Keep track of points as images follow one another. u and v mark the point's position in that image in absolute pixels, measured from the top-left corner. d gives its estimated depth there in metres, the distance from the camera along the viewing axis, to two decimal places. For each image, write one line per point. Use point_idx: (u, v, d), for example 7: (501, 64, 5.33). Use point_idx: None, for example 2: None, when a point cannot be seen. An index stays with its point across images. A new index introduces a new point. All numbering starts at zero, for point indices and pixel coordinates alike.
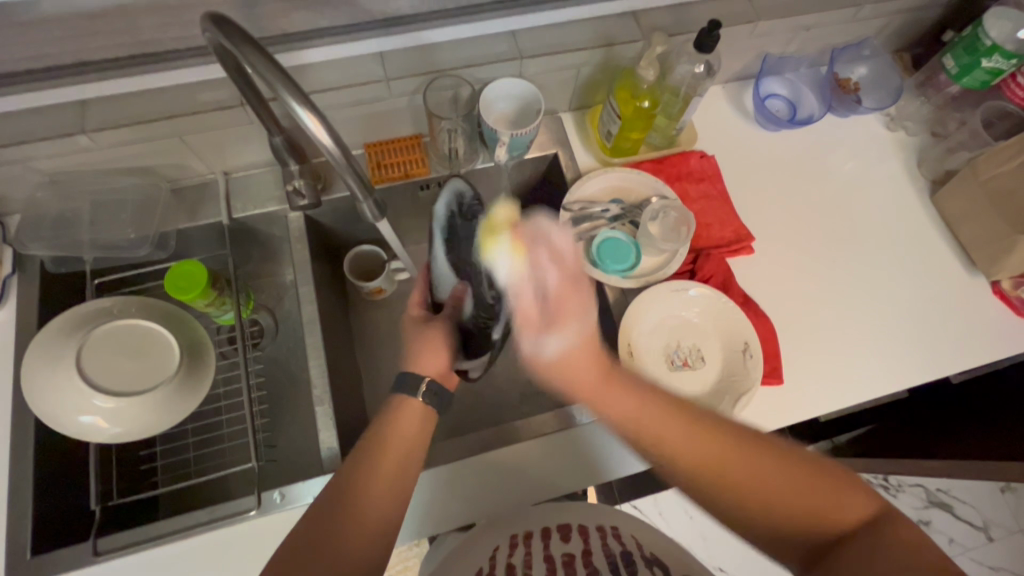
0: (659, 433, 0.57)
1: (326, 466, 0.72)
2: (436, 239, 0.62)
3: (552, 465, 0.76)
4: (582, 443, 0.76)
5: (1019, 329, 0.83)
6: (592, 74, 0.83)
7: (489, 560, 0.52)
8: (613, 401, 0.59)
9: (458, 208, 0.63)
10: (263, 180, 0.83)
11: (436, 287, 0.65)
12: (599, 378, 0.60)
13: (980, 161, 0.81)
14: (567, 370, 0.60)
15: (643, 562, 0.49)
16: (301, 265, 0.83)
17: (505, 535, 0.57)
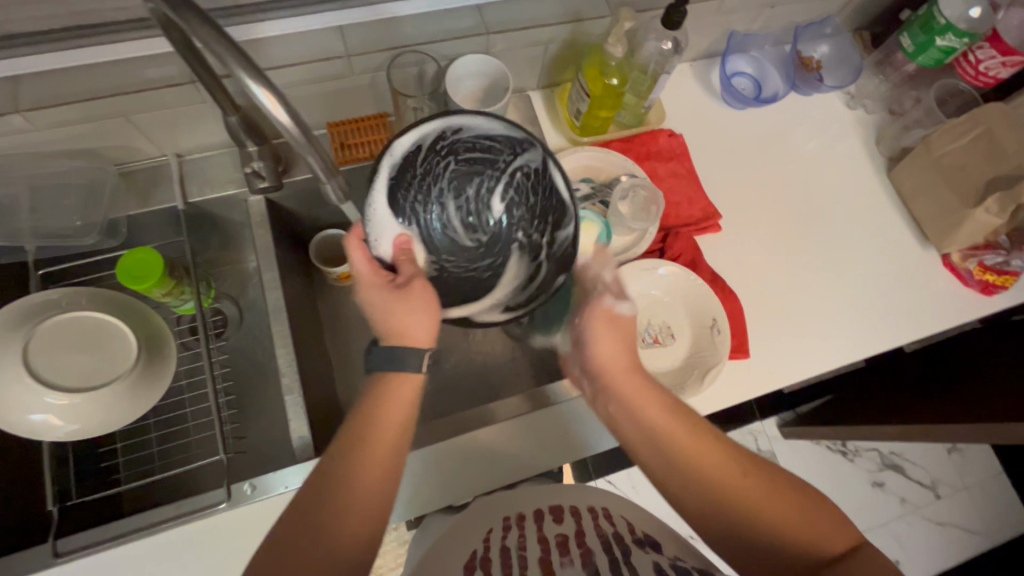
0: (676, 437, 0.59)
1: (298, 455, 0.70)
2: (383, 175, 0.65)
3: (525, 446, 0.76)
4: (557, 423, 0.77)
5: (969, 300, 0.87)
6: (560, 51, 0.82)
7: (483, 543, 0.52)
8: (642, 401, 0.62)
9: (431, 144, 0.66)
10: (219, 163, 0.79)
11: (374, 241, 0.66)
12: (621, 370, 0.65)
13: (933, 138, 0.84)
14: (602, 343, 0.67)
15: (634, 542, 0.50)
16: (262, 250, 0.79)
17: (500, 517, 0.58)
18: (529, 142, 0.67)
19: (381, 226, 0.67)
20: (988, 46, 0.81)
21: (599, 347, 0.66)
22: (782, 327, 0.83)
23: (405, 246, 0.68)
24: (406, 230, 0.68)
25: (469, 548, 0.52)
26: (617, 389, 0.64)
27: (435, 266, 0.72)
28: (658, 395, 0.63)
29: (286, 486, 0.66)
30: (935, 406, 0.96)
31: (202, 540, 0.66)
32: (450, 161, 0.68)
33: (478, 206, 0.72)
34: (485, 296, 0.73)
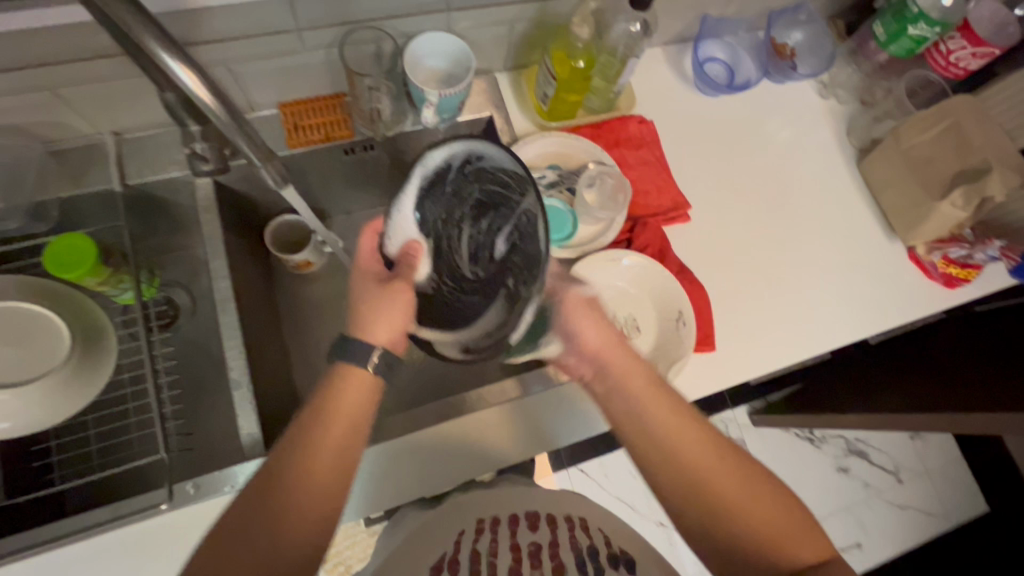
0: (658, 415, 0.59)
1: (247, 452, 0.67)
2: (411, 185, 0.55)
3: (495, 431, 0.74)
4: (531, 412, 0.74)
5: (933, 294, 0.87)
6: (527, 31, 0.79)
7: (453, 545, 0.52)
8: (642, 390, 0.61)
9: (463, 163, 0.55)
10: (162, 142, 0.74)
11: (386, 236, 0.57)
12: (622, 359, 0.63)
13: (902, 129, 0.83)
14: (592, 326, 0.65)
15: (609, 560, 0.48)
16: (210, 237, 0.75)
17: (470, 520, 0.57)
18: (524, 181, 0.54)
19: (393, 225, 0.56)
20: (957, 36, 0.79)
21: (588, 334, 0.65)
22: (748, 319, 0.82)
23: (412, 252, 0.57)
24: (424, 239, 0.57)
25: (438, 550, 0.52)
26: (615, 373, 0.63)
27: (432, 288, 0.58)
28: (647, 381, 0.62)
29: (233, 484, 0.64)
30: (898, 396, 0.98)
31: (144, 541, 0.63)
32: (476, 188, 0.56)
33: (489, 242, 0.57)
34: (456, 330, 0.58)
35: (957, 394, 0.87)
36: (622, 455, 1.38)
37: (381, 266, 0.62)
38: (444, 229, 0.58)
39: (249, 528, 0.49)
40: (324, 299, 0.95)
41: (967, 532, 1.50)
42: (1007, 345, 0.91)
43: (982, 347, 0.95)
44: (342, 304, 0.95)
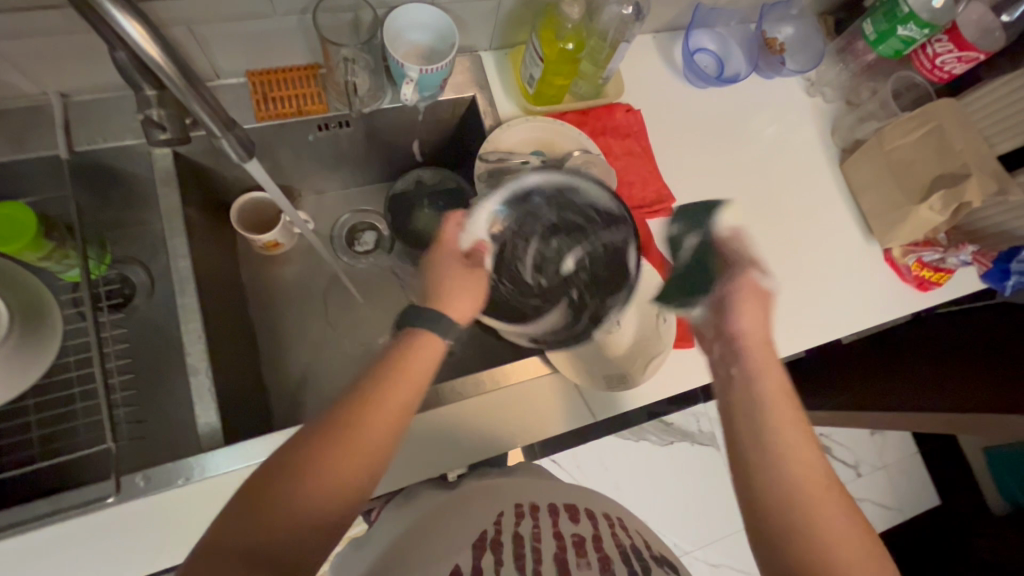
0: (783, 427, 0.53)
1: (204, 442, 0.63)
2: (499, 196, 0.65)
3: (477, 423, 0.71)
4: (510, 403, 0.72)
5: (905, 296, 0.88)
6: (514, 9, 0.75)
7: (493, 525, 0.48)
8: (779, 396, 0.55)
9: (552, 192, 0.66)
10: (116, 106, 0.68)
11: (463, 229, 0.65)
12: (768, 361, 0.58)
13: (887, 131, 0.83)
14: (751, 319, 0.61)
15: (653, 561, 0.46)
16: (168, 211, 0.70)
17: (507, 504, 0.53)
18: (624, 216, 0.65)
19: (474, 226, 0.65)
20: (945, 38, 0.79)
21: (746, 321, 0.60)
22: None
23: (479, 251, 0.65)
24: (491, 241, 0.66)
25: (477, 528, 0.47)
26: (761, 370, 0.57)
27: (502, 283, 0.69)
28: (785, 377, 0.58)
29: (186, 477, 0.60)
30: (868, 392, 0.99)
31: (87, 536, 0.59)
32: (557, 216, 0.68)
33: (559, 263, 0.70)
34: (527, 324, 0.69)
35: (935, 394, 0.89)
36: (595, 446, 1.38)
37: None
38: (520, 235, 0.69)
39: (302, 472, 0.45)
40: (294, 282, 0.91)
41: (916, 522, 1.57)
42: (983, 345, 0.92)
43: (954, 344, 0.97)
44: (312, 287, 0.91)
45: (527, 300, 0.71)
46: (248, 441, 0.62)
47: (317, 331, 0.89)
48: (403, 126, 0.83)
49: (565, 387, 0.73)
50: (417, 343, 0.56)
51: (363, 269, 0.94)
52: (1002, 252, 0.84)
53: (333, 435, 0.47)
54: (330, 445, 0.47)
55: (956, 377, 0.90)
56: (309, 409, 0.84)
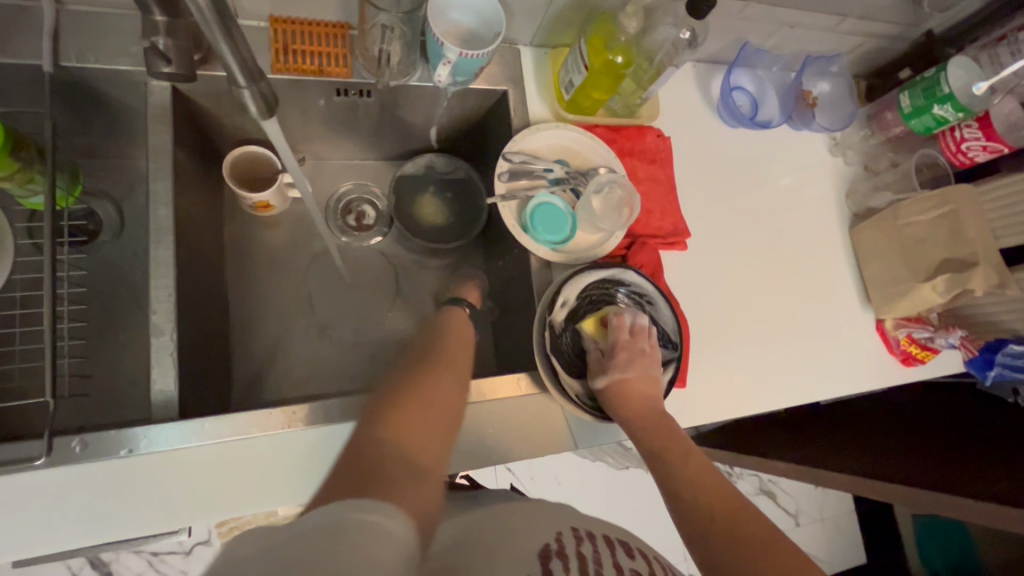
0: (672, 457, 0.60)
1: (156, 412, 0.57)
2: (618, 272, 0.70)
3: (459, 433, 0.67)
4: (493, 418, 0.69)
5: (892, 368, 0.89)
6: (566, 10, 0.72)
7: (555, 543, 0.44)
8: (662, 430, 0.63)
9: (638, 297, 0.72)
10: (116, 24, 0.61)
11: (580, 276, 0.69)
12: (646, 406, 0.64)
13: (903, 205, 0.83)
14: (625, 400, 0.65)
15: None
16: (157, 151, 0.62)
17: (563, 523, 0.49)
18: (678, 346, 0.70)
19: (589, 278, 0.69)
20: (975, 125, 0.80)
21: (610, 404, 0.66)
22: (716, 359, 0.82)
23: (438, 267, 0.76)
24: (579, 298, 0.70)
25: (538, 539, 0.44)
26: (636, 417, 0.64)
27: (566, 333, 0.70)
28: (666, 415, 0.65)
29: (131, 449, 0.54)
30: (825, 446, 1.00)
31: (12, 497, 0.53)
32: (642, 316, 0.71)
33: None
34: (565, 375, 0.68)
35: (923, 463, 0.88)
36: (552, 461, 1.37)
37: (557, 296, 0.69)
38: (590, 308, 0.71)
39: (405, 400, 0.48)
40: (279, 249, 0.85)
41: None
42: (969, 433, 0.94)
43: (938, 424, 0.98)
44: (296, 258, 0.85)
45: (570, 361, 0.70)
46: (207, 419, 0.57)
47: (296, 306, 0.83)
48: (425, 106, 0.78)
49: (549, 411, 0.71)
50: (469, 327, 0.66)
51: (354, 248, 0.88)
52: (989, 343, 0.85)
53: (418, 389, 0.50)
54: (417, 394, 0.49)
55: (941, 454, 0.90)
56: (275, 384, 0.79)
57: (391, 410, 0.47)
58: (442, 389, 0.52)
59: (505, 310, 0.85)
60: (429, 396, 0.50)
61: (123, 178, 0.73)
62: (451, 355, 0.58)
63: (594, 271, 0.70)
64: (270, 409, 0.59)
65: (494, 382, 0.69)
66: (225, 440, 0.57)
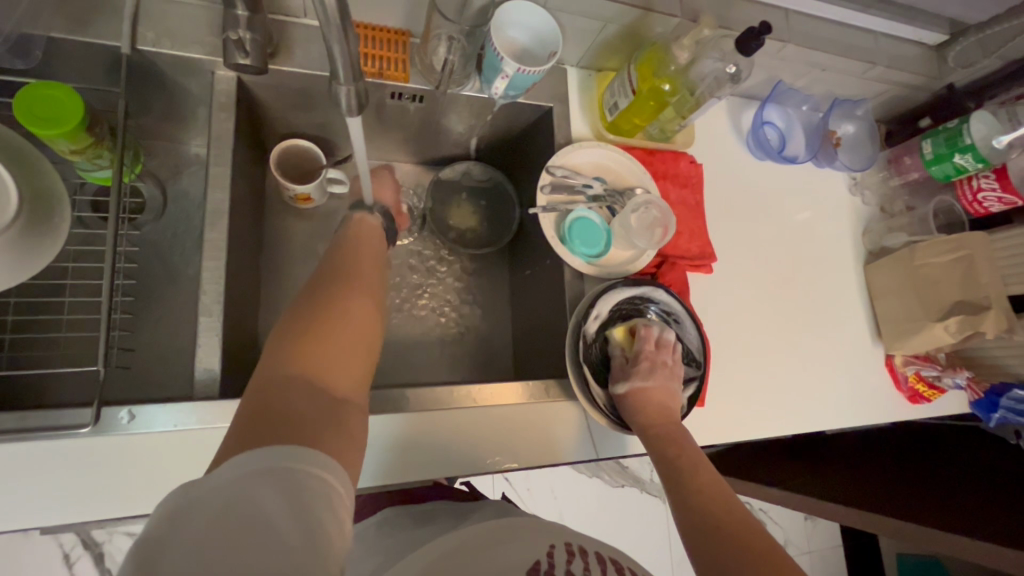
0: (682, 463, 0.61)
1: (196, 390, 0.58)
2: (648, 289, 0.73)
3: (482, 435, 0.69)
4: (515, 423, 0.70)
5: (897, 404, 0.91)
6: (615, 36, 0.75)
7: (546, 556, 0.47)
8: (678, 435, 0.64)
9: (666, 315, 0.74)
10: (189, 14, 0.63)
11: (612, 288, 0.72)
12: (665, 415, 0.66)
13: (919, 248, 0.86)
14: (644, 408, 0.66)
15: None
16: (217, 138, 0.64)
17: (557, 538, 0.51)
18: (701, 364, 0.73)
19: (621, 291, 0.72)
20: (993, 177, 0.83)
21: (630, 412, 0.67)
22: (732, 381, 0.84)
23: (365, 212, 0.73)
24: (610, 309, 0.72)
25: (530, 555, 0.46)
26: (655, 422, 0.65)
27: (598, 341, 0.72)
28: (683, 428, 0.65)
29: (175, 424, 0.55)
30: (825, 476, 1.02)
31: (47, 465, 0.53)
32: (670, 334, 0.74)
33: None
34: (591, 378, 0.70)
35: (917, 503, 0.89)
36: (549, 473, 1.38)
37: (589, 301, 0.71)
38: (619, 318, 0.73)
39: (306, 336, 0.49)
40: (312, 242, 0.86)
41: None
42: (970, 477, 0.94)
43: (938, 466, 0.99)
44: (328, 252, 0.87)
45: (597, 366, 0.72)
46: None
47: None
48: (471, 116, 0.80)
49: (573, 418, 0.72)
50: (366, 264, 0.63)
51: None
52: (994, 385, 0.89)
53: (322, 328, 0.50)
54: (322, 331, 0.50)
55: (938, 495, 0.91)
56: None
57: (292, 348, 0.47)
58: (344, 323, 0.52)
59: (528, 320, 0.87)
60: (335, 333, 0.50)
61: (173, 160, 0.75)
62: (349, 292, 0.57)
63: (623, 283, 0.72)
64: None
65: (521, 387, 0.71)
66: None
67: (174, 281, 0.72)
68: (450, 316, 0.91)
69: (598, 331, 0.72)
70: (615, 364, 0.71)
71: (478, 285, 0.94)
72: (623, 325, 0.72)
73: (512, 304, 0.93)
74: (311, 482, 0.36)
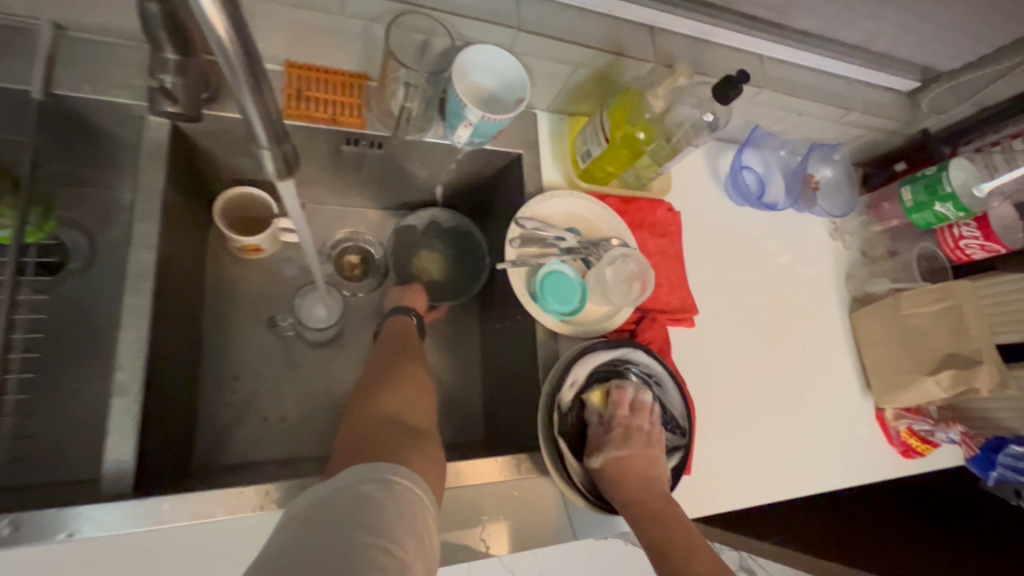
0: (675, 546, 0.54)
1: (106, 485, 0.50)
2: (625, 350, 0.67)
3: (449, 518, 0.62)
4: (485, 502, 0.63)
5: (891, 461, 0.86)
6: (587, 80, 0.72)
7: None
8: (668, 514, 0.57)
9: (647, 377, 0.68)
10: (118, 56, 0.57)
11: (586, 351, 0.66)
12: (652, 491, 0.59)
13: (905, 296, 0.83)
14: (629, 485, 0.59)
15: None
16: (146, 190, 0.57)
17: None
18: (687, 432, 0.66)
19: (597, 355, 0.66)
20: (973, 225, 0.82)
21: (611, 491, 0.60)
22: (720, 444, 0.78)
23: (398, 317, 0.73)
24: (585, 373, 0.66)
25: None
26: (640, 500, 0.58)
27: (574, 410, 0.65)
28: (673, 504, 0.59)
29: (70, 533, 0.46)
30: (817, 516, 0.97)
31: None
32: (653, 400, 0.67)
33: None
34: (568, 454, 0.63)
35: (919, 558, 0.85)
36: None
37: (562, 367, 0.65)
38: (595, 382, 0.67)
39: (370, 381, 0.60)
40: (260, 294, 0.79)
41: None
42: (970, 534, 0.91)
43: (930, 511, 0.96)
44: (280, 305, 0.79)
45: (574, 437, 0.65)
46: (165, 499, 0.49)
47: (273, 359, 0.76)
48: (435, 162, 0.75)
49: (549, 496, 0.65)
50: (414, 336, 0.70)
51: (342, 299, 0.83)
52: (989, 440, 0.85)
53: (394, 379, 0.59)
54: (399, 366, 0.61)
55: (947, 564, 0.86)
56: (242, 447, 0.71)
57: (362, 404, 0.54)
58: (399, 386, 0.58)
59: (500, 378, 0.80)
60: (402, 389, 0.58)
61: (102, 209, 0.68)
62: (415, 348, 0.67)
63: (599, 344, 0.66)
64: (239, 488, 0.51)
65: (487, 463, 0.63)
66: (181, 524, 0.49)
67: (93, 347, 0.64)
68: None
69: (574, 400, 0.65)
70: (594, 435, 0.64)
71: (447, 338, 0.87)
72: (601, 390, 0.66)
73: (482, 359, 0.86)
74: (402, 493, 0.41)
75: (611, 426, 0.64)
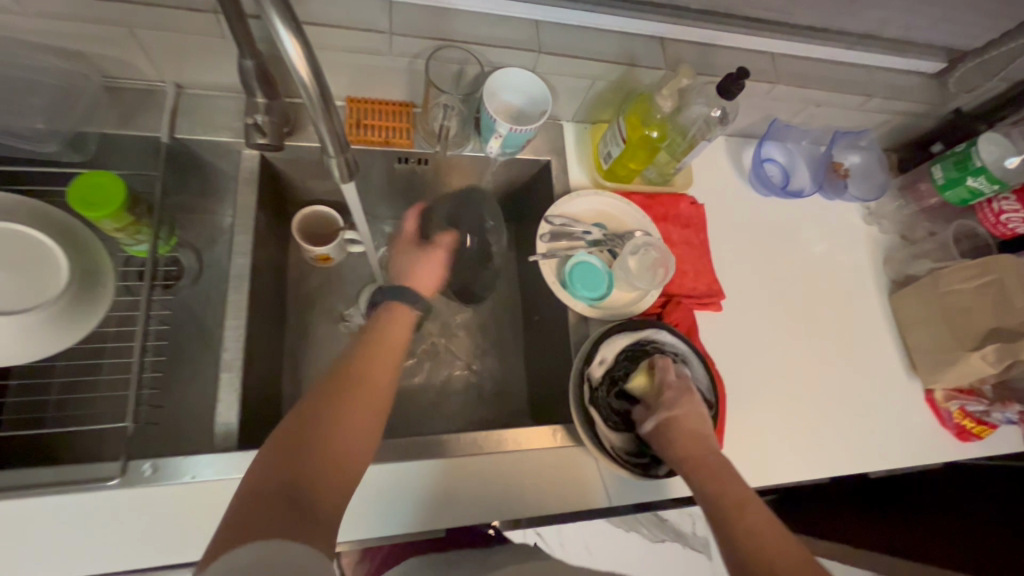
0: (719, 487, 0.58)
1: (217, 442, 0.62)
2: (646, 330, 0.73)
3: (497, 487, 0.69)
4: (527, 470, 0.70)
5: (943, 444, 0.84)
6: (605, 91, 0.80)
7: None
8: (711, 458, 0.61)
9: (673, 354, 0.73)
10: (221, 105, 0.72)
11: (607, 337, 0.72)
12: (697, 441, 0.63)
13: (943, 274, 0.84)
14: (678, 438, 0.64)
15: None
16: (242, 208, 0.71)
17: None
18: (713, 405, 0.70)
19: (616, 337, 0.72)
20: (1013, 198, 0.81)
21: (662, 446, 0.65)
22: (756, 423, 0.81)
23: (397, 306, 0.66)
24: (611, 355, 0.72)
25: None
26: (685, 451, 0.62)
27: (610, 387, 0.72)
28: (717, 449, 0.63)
29: (193, 475, 0.59)
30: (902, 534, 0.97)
31: (75, 516, 0.57)
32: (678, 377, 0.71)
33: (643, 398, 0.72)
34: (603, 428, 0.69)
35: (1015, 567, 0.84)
36: None
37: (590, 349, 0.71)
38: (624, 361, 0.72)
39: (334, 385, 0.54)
40: (332, 297, 0.91)
41: None
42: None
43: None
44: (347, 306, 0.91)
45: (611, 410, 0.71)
46: None
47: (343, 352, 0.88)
48: (474, 174, 0.86)
49: (586, 467, 0.71)
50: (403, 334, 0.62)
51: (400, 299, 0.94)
52: None
53: (341, 405, 0.52)
54: (351, 388, 0.54)
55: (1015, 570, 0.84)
56: None
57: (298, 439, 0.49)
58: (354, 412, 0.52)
59: (541, 366, 0.87)
60: (343, 421, 0.51)
61: (207, 230, 0.83)
62: (381, 355, 0.59)
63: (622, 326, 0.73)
64: None
65: (529, 432, 0.71)
66: None
67: (202, 340, 0.78)
68: (466, 365, 0.92)
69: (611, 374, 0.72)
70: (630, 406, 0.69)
71: (493, 333, 0.95)
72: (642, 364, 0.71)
73: (526, 351, 0.94)
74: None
75: (652, 393, 0.68)
